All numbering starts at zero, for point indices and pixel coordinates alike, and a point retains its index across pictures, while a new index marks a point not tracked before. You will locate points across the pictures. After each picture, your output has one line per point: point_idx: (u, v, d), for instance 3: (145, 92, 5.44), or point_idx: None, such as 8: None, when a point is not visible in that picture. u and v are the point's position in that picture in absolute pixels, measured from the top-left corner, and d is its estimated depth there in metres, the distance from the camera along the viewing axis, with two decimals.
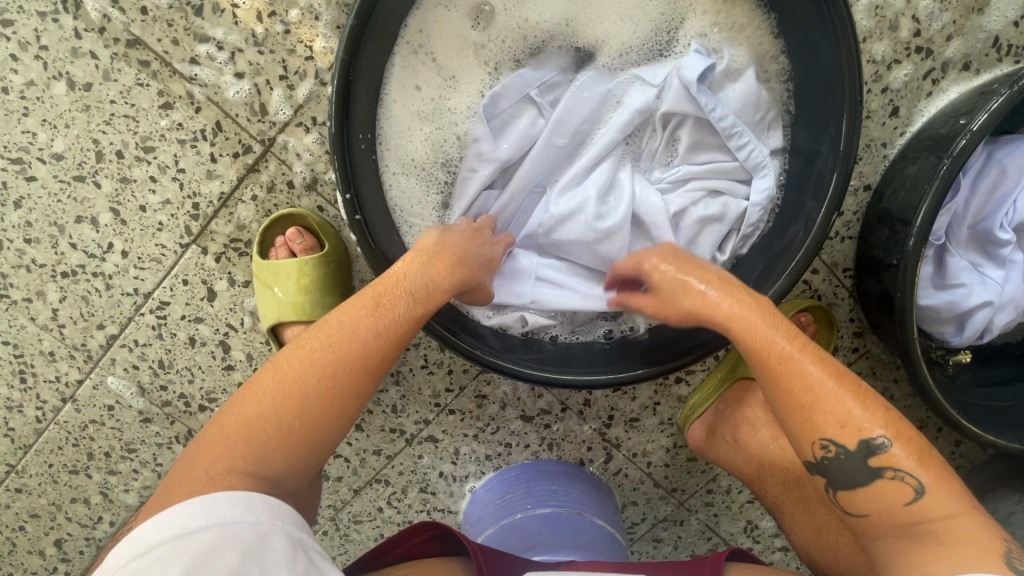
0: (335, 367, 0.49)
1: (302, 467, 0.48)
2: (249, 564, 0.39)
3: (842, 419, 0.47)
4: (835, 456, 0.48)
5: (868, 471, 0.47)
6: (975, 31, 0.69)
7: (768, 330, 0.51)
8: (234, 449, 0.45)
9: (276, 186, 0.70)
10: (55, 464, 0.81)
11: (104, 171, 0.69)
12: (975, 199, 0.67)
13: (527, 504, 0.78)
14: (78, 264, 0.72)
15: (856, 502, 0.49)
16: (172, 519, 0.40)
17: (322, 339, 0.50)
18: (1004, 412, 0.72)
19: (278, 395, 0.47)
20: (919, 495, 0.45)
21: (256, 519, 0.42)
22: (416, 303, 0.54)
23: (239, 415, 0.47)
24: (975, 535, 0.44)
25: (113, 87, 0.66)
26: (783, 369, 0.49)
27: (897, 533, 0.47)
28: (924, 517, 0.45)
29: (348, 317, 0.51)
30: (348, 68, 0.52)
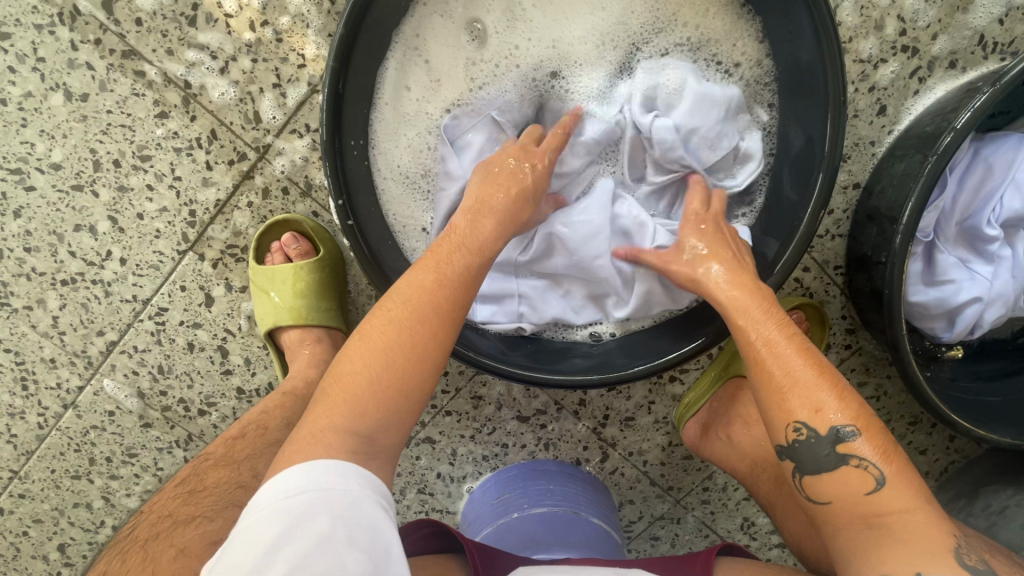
0: (412, 314, 0.49)
1: (405, 415, 0.47)
2: (337, 531, 0.38)
3: (813, 408, 0.51)
4: (806, 440, 0.51)
5: (834, 459, 0.50)
6: (960, 29, 0.69)
7: (762, 318, 0.54)
8: (339, 411, 0.45)
9: (270, 192, 0.70)
10: (57, 469, 0.82)
11: (102, 180, 0.70)
12: (962, 196, 0.68)
13: (523, 504, 0.79)
14: (77, 272, 0.73)
15: (820, 489, 0.52)
16: (281, 481, 0.41)
17: (394, 299, 0.50)
18: (993, 406, 0.73)
19: (374, 356, 0.47)
20: (881, 487, 0.48)
21: (350, 485, 0.41)
22: (478, 253, 0.55)
23: (336, 386, 0.47)
24: (919, 531, 0.47)
25: (110, 97, 0.67)
26: (765, 352, 0.53)
27: (855, 523, 0.49)
28: (880, 512, 0.48)
29: (410, 274, 0.52)
30: (339, 76, 0.53)
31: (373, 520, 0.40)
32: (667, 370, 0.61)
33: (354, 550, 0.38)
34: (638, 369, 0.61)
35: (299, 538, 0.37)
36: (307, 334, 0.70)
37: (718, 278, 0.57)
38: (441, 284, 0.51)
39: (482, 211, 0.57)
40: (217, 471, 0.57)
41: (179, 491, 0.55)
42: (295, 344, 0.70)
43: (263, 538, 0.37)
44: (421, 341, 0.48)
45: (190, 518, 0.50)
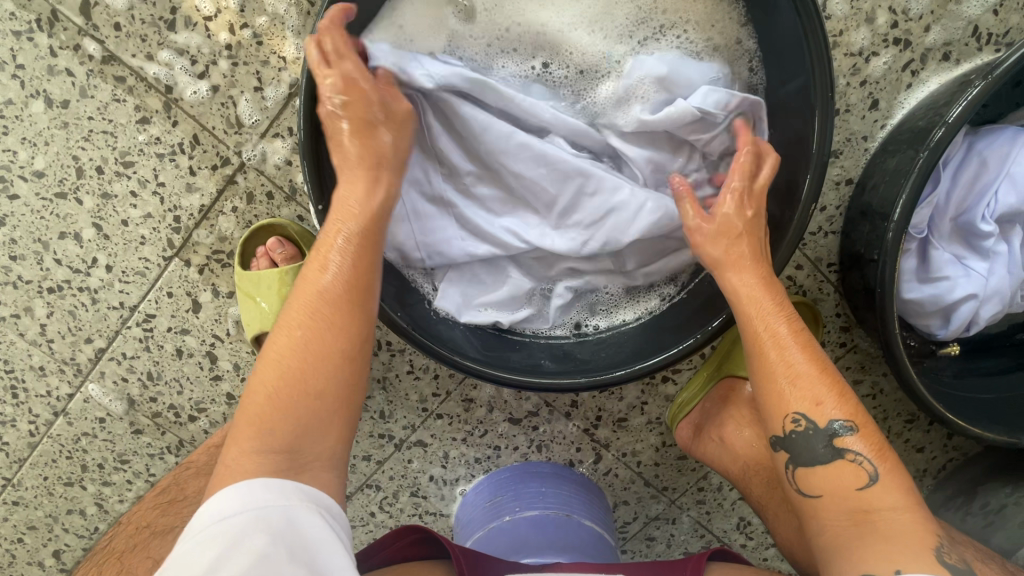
0: (318, 332, 0.49)
1: (328, 423, 0.49)
2: (276, 547, 0.41)
3: (813, 398, 0.51)
4: (804, 431, 0.51)
5: (830, 452, 0.50)
6: (954, 20, 0.68)
7: (769, 304, 0.54)
8: (259, 436, 0.47)
9: (255, 197, 0.70)
10: (50, 477, 0.82)
11: (85, 187, 0.69)
12: (956, 191, 0.66)
13: (515, 507, 0.78)
14: (64, 280, 0.73)
15: (811, 482, 0.51)
16: (218, 503, 0.43)
17: (299, 317, 0.50)
18: (986, 404, 0.73)
19: (280, 375, 0.49)
20: (872, 483, 0.49)
21: (285, 503, 0.44)
22: (364, 237, 0.52)
23: (257, 410, 0.49)
24: (908, 529, 0.47)
25: (91, 104, 0.66)
26: (769, 343, 0.53)
27: (847, 517, 0.49)
28: (871, 504, 0.48)
29: (304, 293, 0.51)
30: (317, 79, 0.53)
31: (313, 533, 0.44)
32: (645, 376, 0.61)
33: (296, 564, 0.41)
34: (617, 374, 0.61)
35: (238, 556, 0.40)
36: None
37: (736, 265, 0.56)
38: (351, 288, 0.51)
39: (382, 198, 0.54)
40: (198, 479, 0.58)
41: (161, 500, 0.57)
42: None
43: (201, 560, 0.40)
44: (332, 342, 0.50)
45: (170, 527, 0.52)
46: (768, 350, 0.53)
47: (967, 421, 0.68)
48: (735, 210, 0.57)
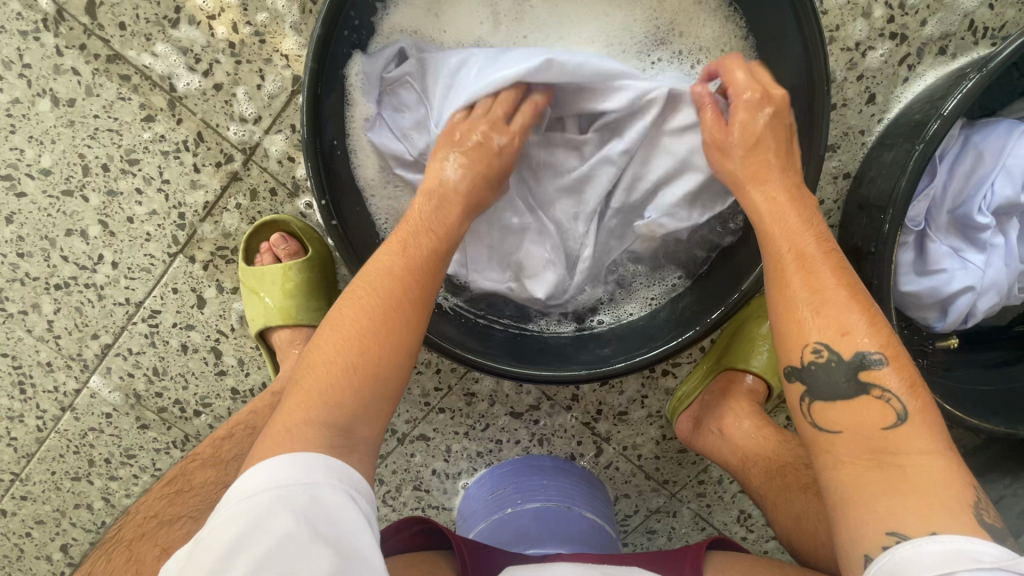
0: (381, 302, 0.50)
1: (379, 400, 0.48)
2: (301, 525, 0.39)
3: (844, 325, 0.48)
4: (825, 362, 0.48)
5: (854, 387, 0.47)
6: (949, 15, 0.68)
7: (798, 226, 0.52)
8: (314, 395, 0.47)
9: (258, 194, 0.71)
10: (57, 471, 0.83)
11: (91, 185, 0.70)
12: (953, 184, 0.67)
13: (517, 499, 0.79)
14: (70, 276, 0.74)
15: (831, 418, 0.48)
16: (240, 483, 0.42)
17: (366, 287, 0.51)
18: (985, 396, 0.73)
19: (350, 341, 0.49)
20: (901, 422, 0.45)
21: (311, 479, 0.42)
22: (440, 243, 0.55)
23: (313, 372, 0.49)
24: (941, 479, 0.43)
25: (96, 102, 0.67)
26: (799, 262, 0.51)
27: (862, 455, 0.46)
28: (899, 445, 0.45)
29: (377, 268, 0.52)
30: (318, 77, 0.53)
31: (338, 511, 0.41)
32: (643, 368, 0.62)
33: (320, 544, 0.38)
34: (616, 366, 0.62)
35: (262, 535, 0.38)
36: (298, 333, 0.71)
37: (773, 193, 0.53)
38: (417, 271, 0.53)
39: (458, 188, 0.57)
40: (205, 471, 0.58)
41: (166, 491, 0.55)
42: (285, 344, 0.70)
43: (222, 539, 0.38)
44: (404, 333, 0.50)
45: (178, 517, 0.52)
46: (795, 280, 0.50)
47: (965, 412, 0.69)
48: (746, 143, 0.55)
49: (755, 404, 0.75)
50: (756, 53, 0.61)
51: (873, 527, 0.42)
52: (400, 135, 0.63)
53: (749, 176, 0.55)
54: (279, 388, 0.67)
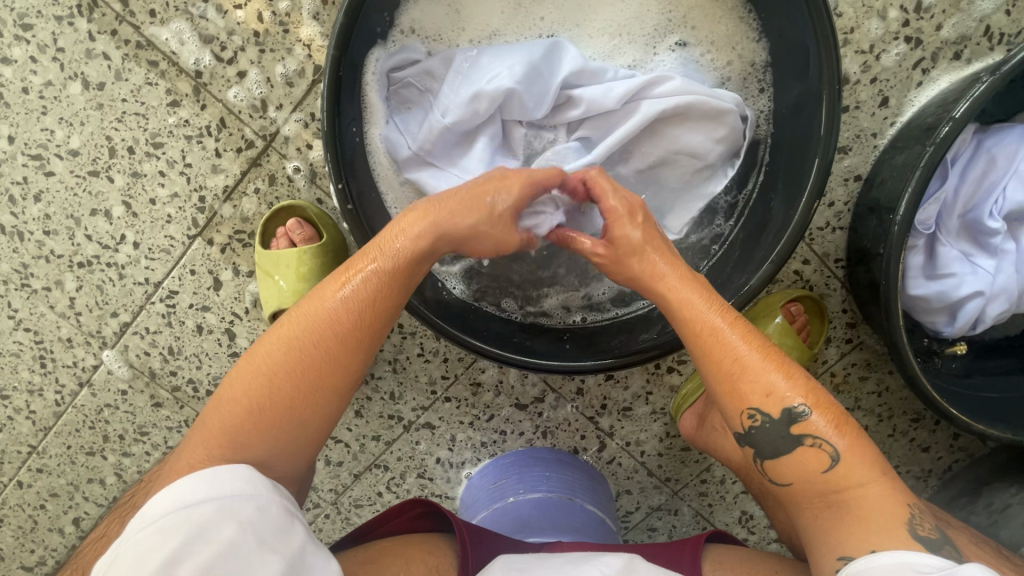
0: (315, 347, 0.49)
1: (299, 443, 0.49)
2: (246, 534, 0.40)
3: (766, 388, 0.50)
4: (761, 425, 0.50)
5: (790, 439, 0.49)
6: (965, 20, 0.69)
7: (701, 303, 0.53)
8: (233, 432, 0.47)
9: (277, 179, 0.73)
10: (73, 445, 0.85)
11: (117, 166, 0.72)
12: (965, 187, 0.67)
13: (519, 489, 0.80)
14: (93, 255, 0.76)
15: (781, 472, 0.51)
16: (175, 493, 0.42)
17: (302, 324, 0.50)
18: (992, 403, 0.73)
19: (269, 394, 0.48)
20: (836, 464, 0.48)
21: (257, 493, 0.43)
22: (394, 275, 0.52)
23: (235, 404, 0.48)
24: (884, 504, 0.47)
25: (125, 86, 0.70)
26: (713, 343, 0.51)
27: (816, 501, 0.49)
28: (844, 485, 0.48)
29: (317, 304, 0.51)
30: (339, 64, 0.54)
31: (280, 528, 0.42)
32: (650, 359, 0.63)
33: (266, 553, 0.40)
34: (624, 357, 0.63)
35: (205, 544, 0.38)
36: None
37: (669, 280, 0.54)
38: (364, 313, 0.51)
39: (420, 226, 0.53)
40: None
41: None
42: None
43: (159, 549, 0.38)
44: (334, 371, 0.49)
45: None
46: (699, 334, 0.52)
47: (971, 418, 0.69)
48: (642, 233, 0.55)
49: None
50: (765, 57, 0.62)
51: (827, 557, 0.47)
52: (409, 135, 0.65)
53: (647, 272, 0.54)
54: None
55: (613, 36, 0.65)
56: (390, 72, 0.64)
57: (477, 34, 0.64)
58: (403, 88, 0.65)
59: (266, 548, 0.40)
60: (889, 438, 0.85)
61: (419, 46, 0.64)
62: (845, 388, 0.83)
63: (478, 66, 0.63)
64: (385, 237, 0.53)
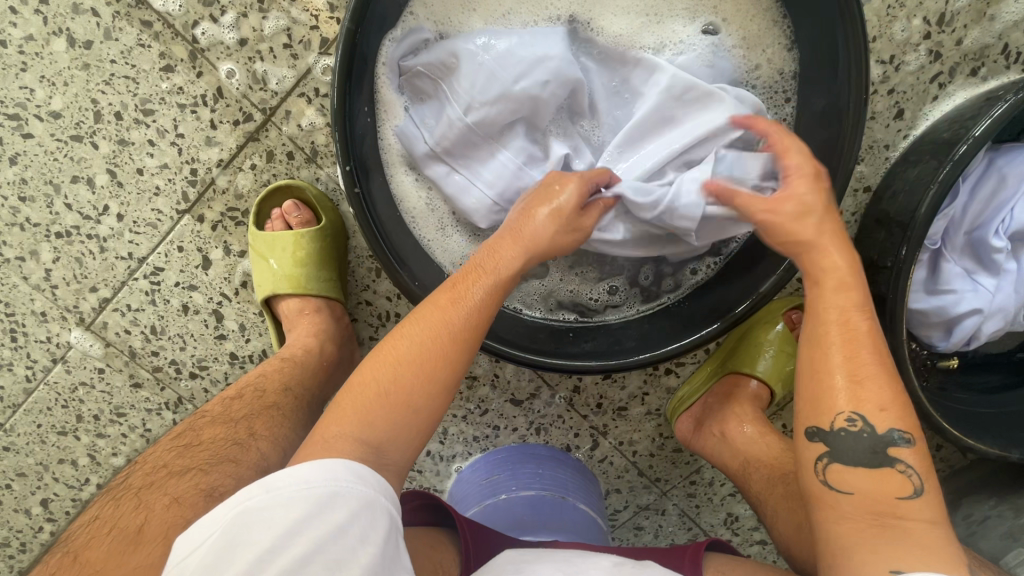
0: (444, 339, 0.51)
1: (412, 433, 0.49)
2: (354, 526, 0.39)
3: (887, 396, 0.49)
4: (859, 430, 0.49)
5: (881, 457, 0.49)
6: (984, 36, 0.68)
7: (861, 298, 0.51)
8: (362, 414, 0.47)
9: (275, 156, 0.69)
10: (44, 424, 0.81)
11: (102, 132, 0.68)
12: (973, 205, 0.67)
13: (512, 486, 0.79)
14: (73, 225, 0.71)
15: (847, 479, 0.50)
16: (299, 469, 0.41)
17: (432, 318, 0.52)
18: (983, 417, 0.75)
19: (394, 391, 0.49)
20: (915, 496, 0.48)
21: (366, 490, 0.42)
22: (504, 280, 0.55)
23: (365, 387, 0.49)
24: (934, 542, 0.46)
25: (114, 47, 0.65)
26: (852, 332, 0.51)
27: (869, 519, 0.48)
28: (897, 514, 0.47)
29: (442, 301, 0.53)
30: (354, 38, 0.51)
31: (382, 527, 0.41)
32: (667, 361, 0.62)
33: (365, 548, 0.39)
34: (642, 357, 0.61)
35: (318, 526, 0.38)
36: (306, 304, 0.69)
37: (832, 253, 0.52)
38: (484, 312, 0.53)
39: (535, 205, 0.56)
40: (215, 427, 0.55)
41: (175, 444, 0.53)
42: (293, 313, 0.70)
43: (275, 522, 0.38)
44: (445, 370, 0.51)
45: (188, 468, 0.50)
46: (846, 298, 0.51)
47: (965, 432, 0.70)
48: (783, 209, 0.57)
49: (757, 410, 0.75)
50: (794, 67, 0.61)
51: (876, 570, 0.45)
52: (426, 128, 0.62)
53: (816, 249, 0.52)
54: (288, 354, 0.66)
55: (642, 12, 0.61)
56: (401, 59, 0.61)
57: (489, 13, 0.61)
58: (415, 78, 0.61)
59: (365, 541, 0.39)
60: None
61: (428, 28, 0.61)
62: None
63: (497, 55, 0.59)
64: (501, 237, 0.57)
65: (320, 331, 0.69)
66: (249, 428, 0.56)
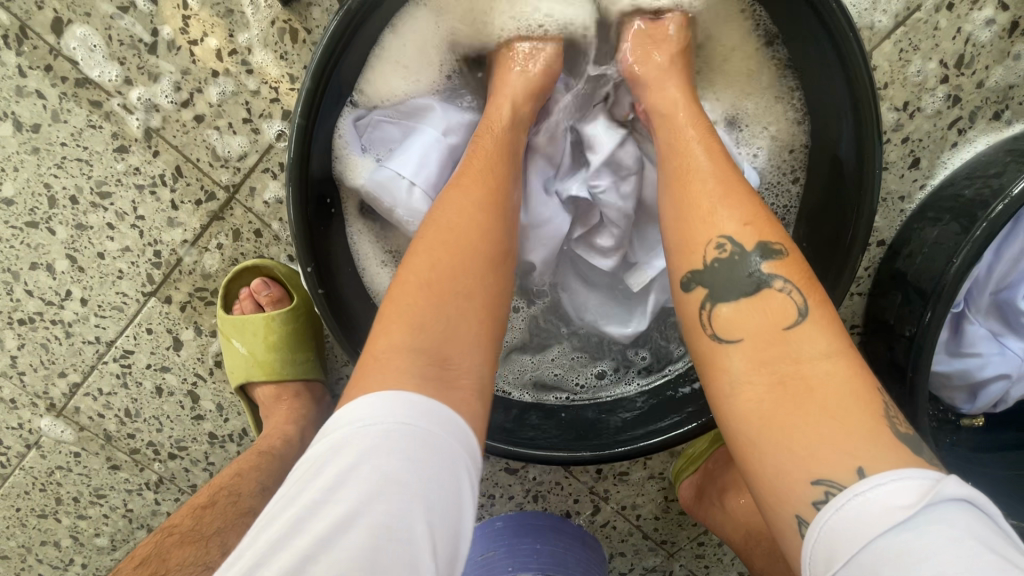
0: (468, 216, 0.45)
1: (467, 326, 0.42)
2: (414, 477, 0.36)
3: (747, 216, 0.43)
4: (729, 257, 0.42)
5: (750, 283, 0.41)
6: (1008, 76, 0.62)
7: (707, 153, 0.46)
8: (413, 321, 0.41)
9: (242, 234, 0.65)
10: (23, 508, 0.78)
11: (58, 217, 0.64)
12: (1000, 265, 0.62)
13: (508, 565, 0.74)
14: (35, 312, 0.68)
15: (729, 325, 0.41)
16: (350, 412, 0.37)
17: (452, 209, 0.46)
18: (1009, 481, 0.68)
19: (425, 281, 0.42)
20: (802, 319, 0.39)
21: (418, 425, 0.37)
22: (501, 150, 0.50)
23: (410, 302, 0.42)
24: (843, 391, 0.37)
25: (64, 129, 0.61)
26: (699, 198, 0.44)
27: (767, 371, 0.39)
28: (794, 360, 0.38)
29: (456, 194, 0.47)
30: (306, 134, 0.47)
31: (445, 472, 0.37)
32: (642, 456, 0.54)
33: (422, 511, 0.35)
34: (617, 451, 0.55)
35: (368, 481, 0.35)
36: (283, 390, 0.66)
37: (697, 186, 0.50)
38: (490, 176, 0.48)
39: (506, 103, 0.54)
40: (181, 549, 0.51)
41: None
42: (269, 400, 0.66)
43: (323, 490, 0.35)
44: (479, 242, 0.44)
45: None
46: (690, 184, 0.45)
47: None
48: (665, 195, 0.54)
49: None
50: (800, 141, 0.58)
51: (798, 484, 0.35)
52: (399, 165, 0.56)
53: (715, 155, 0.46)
54: (266, 446, 0.62)
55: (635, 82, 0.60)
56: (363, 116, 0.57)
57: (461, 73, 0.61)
58: (384, 136, 0.58)
59: (425, 499, 0.36)
60: None
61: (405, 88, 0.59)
62: None
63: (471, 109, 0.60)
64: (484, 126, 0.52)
65: (298, 416, 0.65)
66: (221, 547, 0.52)
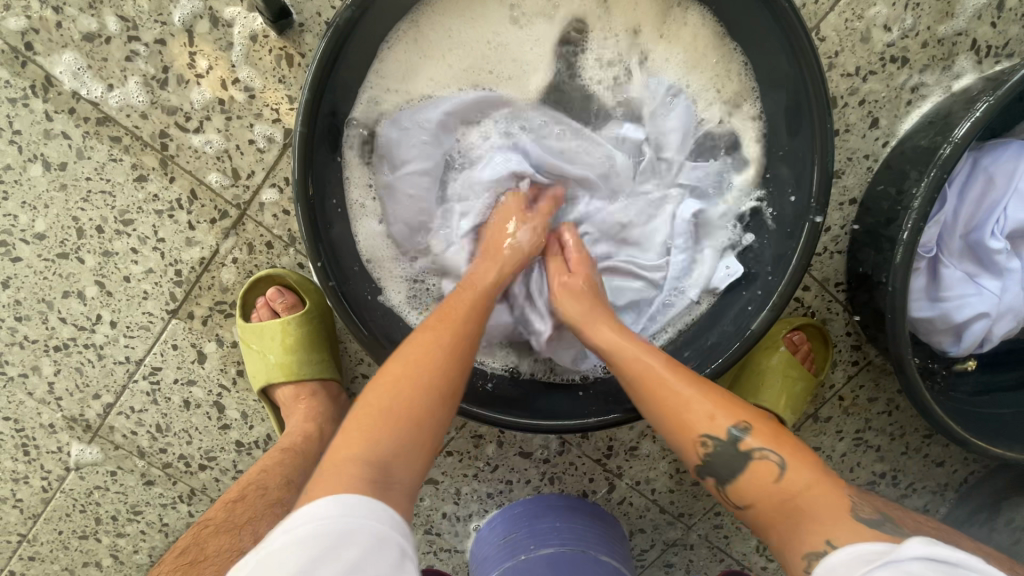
0: (438, 351, 0.49)
1: (414, 444, 0.46)
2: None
3: (713, 408, 0.49)
4: (714, 449, 0.48)
5: (741, 455, 0.48)
6: (950, 32, 0.67)
7: (683, 387, 0.50)
8: (376, 432, 0.45)
9: (254, 247, 0.70)
10: (65, 530, 0.80)
11: (86, 247, 0.69)
12: (963, 209, 0.66)
13: (530, 545, 0.75)
14: (69, 337, 0.73)
15: (741, 493, 0.49)
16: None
17: (412, 351, 0.49)
18: (1000, 419, 0.71)
19: (370, 408, 0.46)
20: (784, 469, 0.47)
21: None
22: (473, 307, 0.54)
23: (361, 447, 0.44)
24: (822, 498, 0.45)
25: (88, 165, 0.67)
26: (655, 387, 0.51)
27: (776, 513, 0.46)
28: (788, 493, 0.46)
29: (415, 347, 0.50)
30: (308, 141, 0.52)
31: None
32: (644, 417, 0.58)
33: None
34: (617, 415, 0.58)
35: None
36: (302, 388, 0.70)
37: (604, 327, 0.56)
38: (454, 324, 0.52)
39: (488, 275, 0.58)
40: (218, 538, 0.54)
41: (178, 563, 0.51)
42: (289, 400, 0.70)
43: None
44: (428, 371, 0.48)
45: None
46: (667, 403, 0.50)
47: (984, 440, 0.66)
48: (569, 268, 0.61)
49: None
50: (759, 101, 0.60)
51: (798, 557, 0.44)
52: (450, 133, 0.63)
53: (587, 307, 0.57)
54: (287, 444, 0.65)
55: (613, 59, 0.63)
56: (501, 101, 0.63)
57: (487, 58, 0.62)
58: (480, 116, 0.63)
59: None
60: (903, 456, 0.82)
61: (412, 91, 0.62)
62: (854, 411, 0.80)
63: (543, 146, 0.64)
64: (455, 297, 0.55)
65: (317, 413, 0.68)
66: (252, 534, 0.55)
